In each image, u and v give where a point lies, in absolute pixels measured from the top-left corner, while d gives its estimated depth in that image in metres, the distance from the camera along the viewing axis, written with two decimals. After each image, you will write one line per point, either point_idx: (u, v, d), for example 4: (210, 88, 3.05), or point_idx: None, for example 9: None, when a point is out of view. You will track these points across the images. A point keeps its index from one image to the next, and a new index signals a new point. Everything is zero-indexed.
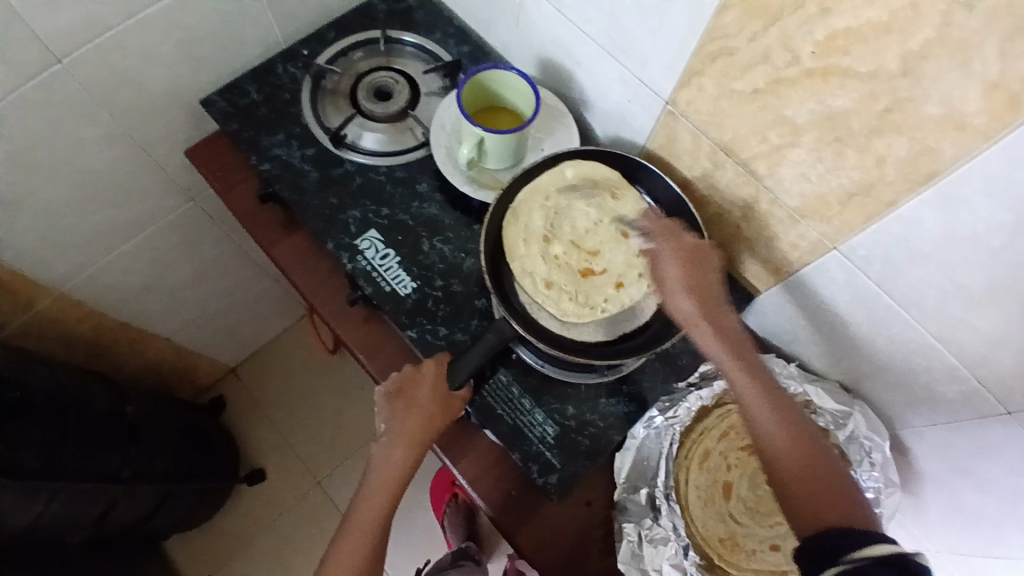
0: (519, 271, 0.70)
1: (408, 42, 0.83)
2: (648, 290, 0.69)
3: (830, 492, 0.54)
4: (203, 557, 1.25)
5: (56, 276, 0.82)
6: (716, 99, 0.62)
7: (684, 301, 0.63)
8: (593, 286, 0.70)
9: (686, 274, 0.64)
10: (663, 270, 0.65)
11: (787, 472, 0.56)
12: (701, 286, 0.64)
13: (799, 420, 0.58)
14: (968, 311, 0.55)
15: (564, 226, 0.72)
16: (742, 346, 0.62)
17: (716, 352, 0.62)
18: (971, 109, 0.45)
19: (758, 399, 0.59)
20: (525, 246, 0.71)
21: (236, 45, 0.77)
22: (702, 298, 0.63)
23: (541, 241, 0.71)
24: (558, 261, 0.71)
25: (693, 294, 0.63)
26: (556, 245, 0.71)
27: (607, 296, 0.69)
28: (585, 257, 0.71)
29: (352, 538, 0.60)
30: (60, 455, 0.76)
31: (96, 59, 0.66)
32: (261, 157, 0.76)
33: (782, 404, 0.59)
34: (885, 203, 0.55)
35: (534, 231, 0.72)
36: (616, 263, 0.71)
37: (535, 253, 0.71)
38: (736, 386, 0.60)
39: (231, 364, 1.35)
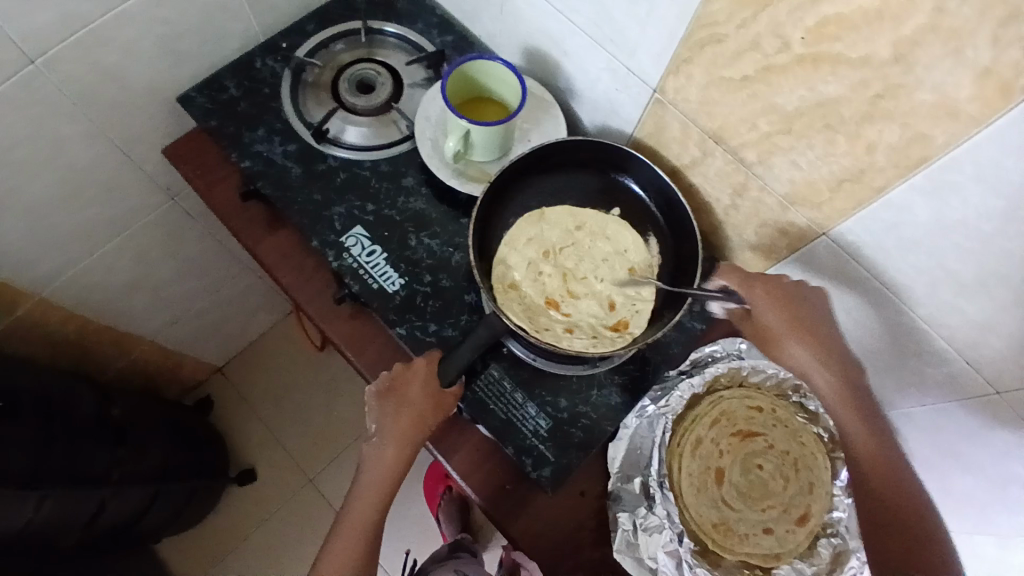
0: (503, 256, 0.72)
1: (390, 33, 0.82)
2: (587, 348, 0.68)
3: (901, 505, 0.71)
4: (196, 556, 1.24)
5: (35, 281, 0.80)
6: (706, 88, 0.61)
7: (792, 347, 0.70)
8: (548, 315, 0.70)
9: (794, 324, 0.69)
10: (765, 318, 0.70)
11: (886, 500, 0.71)
12: (806, 326, 0.68)
13: (893, 449, 0.71)
14: (956, 295, 0.56)
15: (565, 251, 0.73)
16: (852, 379, 0.70)
17: (828, 393, 0.71)
18: (963, 95, 0.45)
19: (863, 435, 0.70)
20: (525, 244, 0.73)
21: (214, 39, 0.75)
22: (817, 348, 0.69)
23: (542, 253, 0.73)
24: (538, 277, 0.72)
25: (797, 337, 0.69)
26: (550, 267, 0.73)
27: (551, 328, 0.69)
28: (562, 291, 0.72)
29: (346, 535, 0.60)
30: (49, 461, 0.75)
31: (70, 57, 0.64)
32: (242, 154, 0.75)
33: (875, 438, 0.70)
34: (875, 189, 0.55)
35: (542, 239, 0.73)
36: (583, 317, 0.71)
37: (527, 252, 0.72)
38: (837, 418, 0.71)
39: (218, 363, 1.33)
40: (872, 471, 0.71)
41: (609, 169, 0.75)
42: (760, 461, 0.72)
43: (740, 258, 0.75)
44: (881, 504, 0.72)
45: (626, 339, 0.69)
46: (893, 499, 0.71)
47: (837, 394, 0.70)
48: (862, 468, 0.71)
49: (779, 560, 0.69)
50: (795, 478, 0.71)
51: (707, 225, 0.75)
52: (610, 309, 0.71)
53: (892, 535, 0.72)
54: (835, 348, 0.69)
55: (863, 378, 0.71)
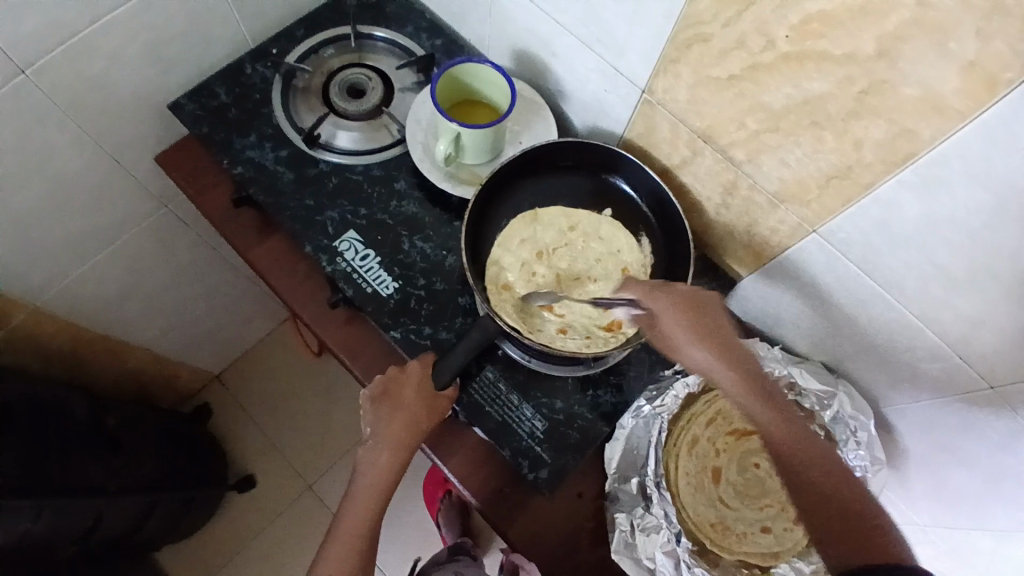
0: (497, 257, 0.72)
1: (379, 37, 0.82)
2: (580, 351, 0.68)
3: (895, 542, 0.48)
4: (195, 565, 1.24)
5: (28, 291, 0.80)
6: (694, 87, 0.61)
7: (697, 355, 0.57)
8: (541, 316, 0.70)
9: (693, 324, 0.58)
10: (668, 331, 0.59)
11: (834, 528, 0.50)
12: (710, 333, 0.58)
13: (827, 450, 0.55)
14: (948, 290, 0.56)
15: (558, 251, 0.73)
16: (761, 386, 0.57)
17: (742, 400, 0.56)
18: (948, 89, 0.45)
19: (793, 442, 0.54)
20: (518, 245, 0.73)
21: (203, 46, 0.75)
22: (717, 347, 0.57)
23: (535, 255, 0.73)
24: (532, 278, 0.72)
25: (706, 344, 0.58)
26: (543, 267, 0.72)
27: (545, 331, 0.70)
28: (556, 291, 0.71)
29: (342, 542, 0.59)
30: (43, 472, 0.75)
31: (59, 66, 0.64)
32: (234, 160, 0.75)
33: (806, 438, 0.55)
34: (864, 185, 0.55)
35: (535, 240, 0.73)
36: (576, 317, 0.70)
37: (522, 253, 0.73)
38: (758, 423, 0.56)
39: (214, 370, 1.33)
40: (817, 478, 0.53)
41: (599, 170, 0.76)
42: (757, 459, 0.72)
43: (733, 256, 0.75)
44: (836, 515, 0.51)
45: (618, 339, 0.69)
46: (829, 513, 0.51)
47: (746, 396, 0.56)
48: (788, 466, 0.54)
49: (777, 558, 0.68)
50: None
51: (699, 224, 0.75)
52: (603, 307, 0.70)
53: (830, 529, 0.51)
54: (737, 354, 0.58)
55: (769, 384, 0.58)
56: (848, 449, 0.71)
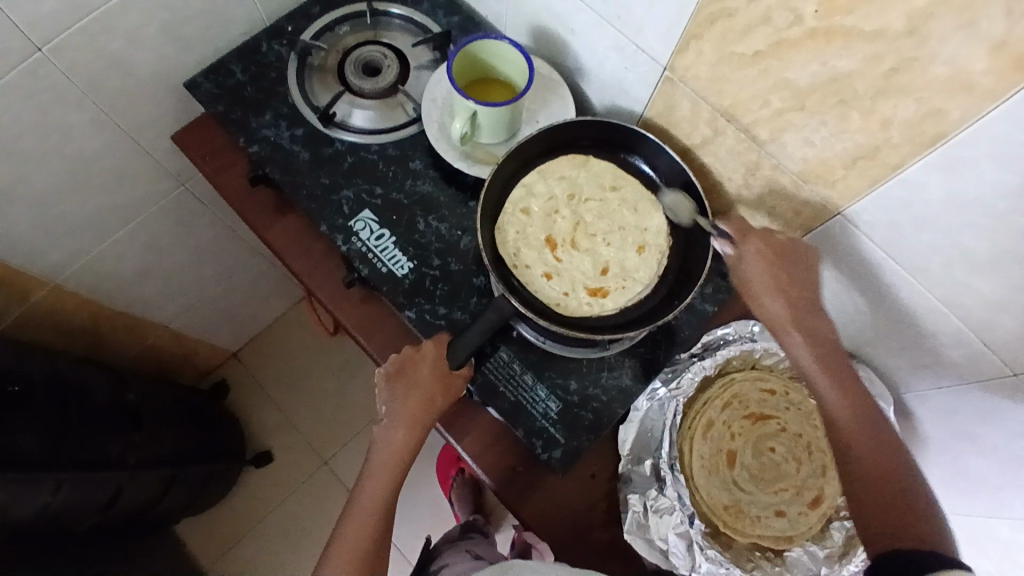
0: (530, 182, 0.73)
1: (395, 14, 0.81)
2: (550, 300, 0.69)
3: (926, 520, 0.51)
4: (214, 538, 1.27)
5: (49, 267, 0.82)
6: (716, 64, 0.60)
7: (773, 304, 0.61)
8: (540, 249, 0.70)
9: (774, 276, 0.61)
10: (748, 274, 0.62)
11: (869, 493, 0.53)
12: (792, 285, 0.61)
13: (881, 424, 0.57)
14: (972, 274, 0.55)
15: (587, 202, 0.73)
16: (832, 349, 0.60)
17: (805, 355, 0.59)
18: (978, 69, 0.44)
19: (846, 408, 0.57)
20: (556, 180, 0.73)
21: (219, 24, 0.75)
22: (793, 302, 0.61)
23: (567, 195, 0.72)
24: (553, 212, 0.72)
25: (784, 296, 0.61)
26: (567, 211, 0.72)
27: (534, 264, 0.70)
28: (568, 237, 0.71)
29: (358, 519, 0.60)
30: (63, 443, 0.76)
31: (77, 45, 0.64)
32: (250, 139, 0.74)
33: (863, 407, 0.57)
34: (890, 166, 0.54)
35: (574, 183, 0.73)
36: (571, 269, 0.70)
37: (554, 187, 0.73)
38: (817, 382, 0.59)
39: (232, 349, 1.35)
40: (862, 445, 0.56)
41: (618, 149, 0.74)
42: (772, 444, 0.71)
43: None
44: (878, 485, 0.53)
45: (593, 308, 0.69)
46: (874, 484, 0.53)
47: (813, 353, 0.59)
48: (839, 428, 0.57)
49: (790, 542, 0.68)
50: (807, 460, 0.71)
51: (719, 205, 0.74)
52: (600, 273, 0.70)
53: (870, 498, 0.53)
54: (815, 311, 0.61)
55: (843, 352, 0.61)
56: None
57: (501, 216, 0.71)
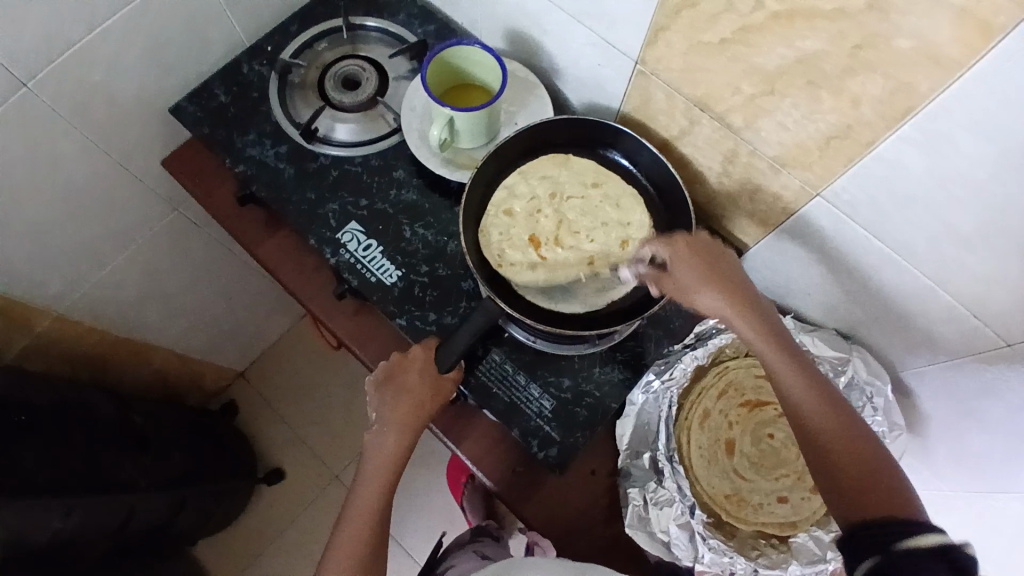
0: (512, 183, 0.73)
1: (372, 27, 0.82)
2: (535, 299, 0.69)
3: (904, 494, 0.49)
4: (231, 556, 1.28)
5: (49, 298, 0.83)
6: (686, 54, 0.60)
7: (709, 297, 0.58)
8: (524, 249, 0.71)
9: (710, 273, 0.59)
10: (679, 273, 0.60)
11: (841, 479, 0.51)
12: (722, 277, 0.59)
13: (840, 402, 0.54)
14: (958, 248, 0.54)
15: (570, 200, 0.73)
16: (777, 333, 0.57)
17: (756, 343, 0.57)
18: (941, 39, 0.44)
19: (805, 391, 0.54)
20: (538, 179, 0.73)
21: (199, 48, 0.76)
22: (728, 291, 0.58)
23: (549, 195, 0.73)
24: (535, 212, 0.72)
25: (717, 287, 0.58)
26: (550, 210, 0.73)
27: (518, 265, 0.70)
28: (552, 236, 0.72)
29: (354, 523, 0.60)
30: (72, 470, 0.77)
31: (60, 78, 0.66)
32: (235, 159, 0.76)
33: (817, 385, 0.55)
34: (864, 143, 0.54)
35: (556, 182, 0.73)
36: (556, 268, 0.70)
37: (536, 187, 0.73)
38: (770, 367, 0.56)
39: (238, 368, 1.37)
40: (827, 426, 0.53)
41: (597, 145, 0.75)
42: (770, 430, 0.71)
43: (738, 225, 0.74)
44: (853, 467, 0.51)
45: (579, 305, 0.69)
46: (848, 465, 0.51)
47: (761, 342, 0.57)
48: (800, 416, 0.54)
49: (795, 528, 0.68)
50: None
51: (703, 195, 0.74)
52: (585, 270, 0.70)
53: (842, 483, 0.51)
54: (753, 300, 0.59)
55: (782, 329, 0.58)
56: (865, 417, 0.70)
57: (485, 218, 0.72)
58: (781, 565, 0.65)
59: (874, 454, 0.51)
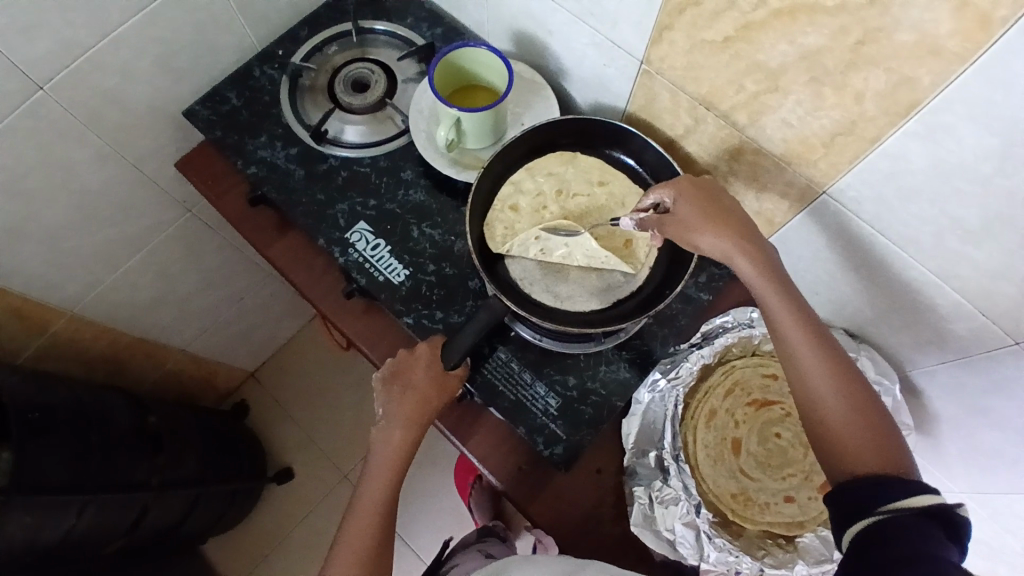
0: (519, 179, 0.74)
1: (380, 30, 0.83)
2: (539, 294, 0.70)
3: (884, 442, 0.50)
4: (242, 557, 1.29)
5: (66, 297, 0.85)
6: (690, 52, 0.60)
7: (709, 239, 0.59)
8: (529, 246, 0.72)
9: (712, 215, 0.60)
10: (681, 213, 0.61)
11: (828, 426, 0.52)
12: (725, 218, 0.60)
13: (834, 348, 0.55)
14: (965, 243, 0.54)
15: (576, 198, 0.74)
16: (777, 273, 0.58)
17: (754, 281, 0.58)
18: (943, 31, 0.44)
19: (800, 334, 0.55)
20: (544, 177, 0.74)
21: (212, 52, 0.78)
22: (730, 232, 0.59)
23: (555, 191, 0.74)
24: (541, 209, 0.73)
25: (719, 230, 0.59)
26: (556, 206, 0.73)
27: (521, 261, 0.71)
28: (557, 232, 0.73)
29: (361, 518, 0.60)
30: (85, 467, 0.78)
31: (76, 82, 0.67)
32: (247, 161, 0.77)
33: (812, 330, 0.55)
34: (868, 139, 0.54)
35: (562, 179, 0.74)
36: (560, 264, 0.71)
37: (542, 183, 0.74)
38: (766, 304, 0.57)
39: (250, 369, 1.38)
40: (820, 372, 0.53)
41: (603, 145, 0.75)
42: (777, 429, 0.71)
43: None
44: (842, 414, 0.52)
45: (582, 300, 0.70)
46: (837, 411, 0.52)
47: (761, 283, 0.57)
48: (793, 358, 0.55)
49: (803, 528, 0.67)
50: None
51: None
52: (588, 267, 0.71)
53: (829, 430, 0.52)
54: (756, 241, 0.59)
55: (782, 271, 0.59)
56: None
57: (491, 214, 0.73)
58: (788, 565, 0.65)
59: (865, 401, 0.52)
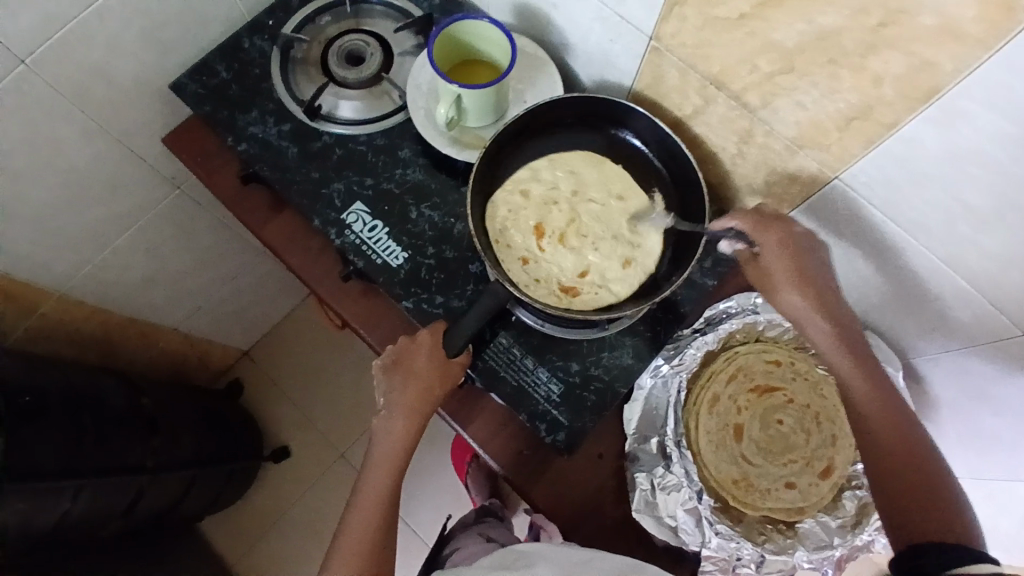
0: (538, 167, 0.73)
1: (375, 0, 0.79)
2: (524, 285, 0.69)
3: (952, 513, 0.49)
4: (239, 534, 1.30)
5: (53, 279, 0.83)
6: (701, 30, 0.58)
7: (794, 297, 0.60)
8: (528, 235, 0.71)
9: (799, 273, 0.60)
10: (769, 262, 0.61)
11: (897, 486, 0.52)
12: (813, 278, 0.60)
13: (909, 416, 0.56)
14: (978, 233, 0.53)
15: (589, 203, 0.72)
16: (854, 341, 0.59)
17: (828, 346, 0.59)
18: (966, 16, 0.41)
19: (873, 400, 0.56)
20: (563, 172, 0.73)
21: (198, 23, 0.74)
22: (814, 294, 0.60)
23: (571, 190, 0.72)
24: (551, 203, 0.72)
25: (805, 289, 0.60)
26: (566, 205, 0.72)
27: (516, 249, 0.70)
28: (559, 231, 0.71)
29: (365, 506, 0.60)
30: (79, 453, 0.77)
31: (57, 57, 0.64)
32: (238, 138, 0.74)
33: (885, 397, 0.56)
34: (886, 124, 0.52)
35: (580, 179, 0.73)
36: (552, 265, 0.70)
37: (560, 178, 0.73)
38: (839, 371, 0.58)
39: (244, 348, 1.37)
40: (889, 435, 0.55)
41: (608, 124, 0.73)
42: (780, 415, 0.71)
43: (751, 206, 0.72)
44: (908, 479, 0.52)
45: (564, 302, 0.69)
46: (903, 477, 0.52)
47: (837, 348, 0.59)
48: (867, 421, 0.56)
49: (802, 514, 0.68)
50: (817, 431, 0.70)
51: (716, 175, 0.72)
52: (579, 274, 0.70)
53: (896, 489, 0.52)
54: (835, 305, 0.60)
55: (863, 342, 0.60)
56: None
57: (499, 193, 0.72)
58: (788, 551, 0.66)
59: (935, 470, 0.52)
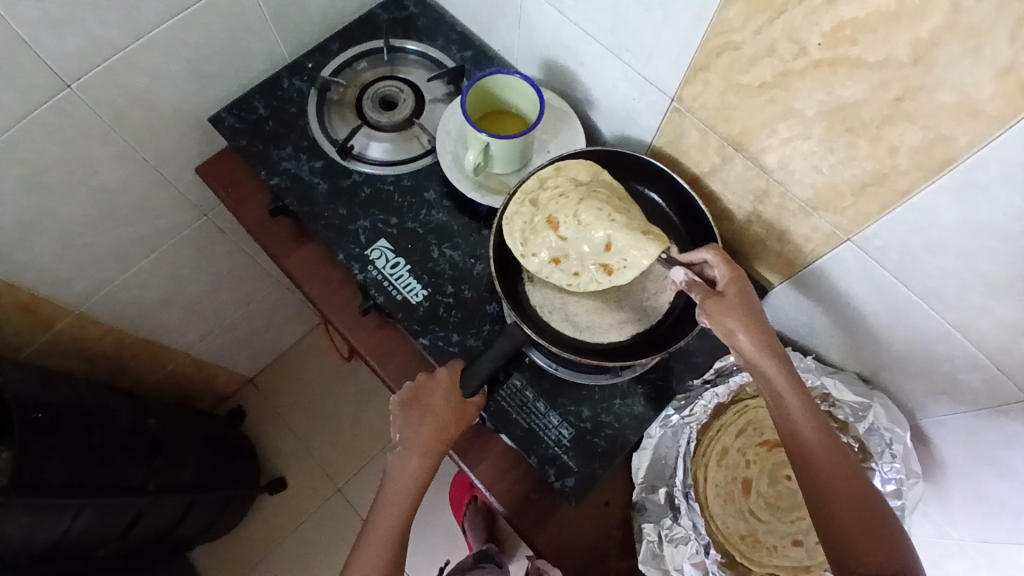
0: (544, 176, 0.70)
1: (411, 50, 0.84)
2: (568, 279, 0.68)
3: (879, 537, 0.51)
4: (227, 566, 1.27)
5: (75, 295, 0.85)
6: (723, 93, 0.61)
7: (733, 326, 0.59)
8: (545, 232, 0.67)
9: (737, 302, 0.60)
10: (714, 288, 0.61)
11: (845, 523, 0.52)
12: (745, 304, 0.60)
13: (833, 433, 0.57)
14: (989, 299, 0.54)
15: (597, 190, 0.68)
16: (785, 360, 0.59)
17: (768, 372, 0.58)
18: (983, 95, 0.44)
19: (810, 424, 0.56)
20: (568, 177, 0.69)
21: (242, 60, 0.78)
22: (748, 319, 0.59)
23: (576, 185, 0.68)
24: (560, 194, 0.68)
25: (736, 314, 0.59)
26: (575, 194, 0.67)
27: (540, 247, 0.68)
28: (572, 213, 0.66)
29: (373, 542, 0.60)
30: (85, 469, 0.77)
31: (106, 82, 0.67)
32: (271, 171, 0.77)
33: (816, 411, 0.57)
34: (899, 192, 0.54)
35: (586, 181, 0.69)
36: (575, 247, 0.67)
37: (565, 182, 0.69)
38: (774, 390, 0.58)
39: (249, 374, 1.37)
40: (825, 461, 0.54)
41: (627, 178, 0.76)
42: (788, 471, 0.70)
43: (763, 262, 0.74)
44: (848, 507, 0.53)
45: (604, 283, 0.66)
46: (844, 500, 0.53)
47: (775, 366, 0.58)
48: (806, 450, 0.55)
49: (809, 572, 0.67)
50: None
51: (730, 231, 0.75)
52: (605, 250, 0.65)
53: (840, 523, 0.52)
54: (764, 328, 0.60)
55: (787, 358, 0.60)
56: (883, 462, 0.69)
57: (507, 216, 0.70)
58: None
59: (871, 510, 0.53)
